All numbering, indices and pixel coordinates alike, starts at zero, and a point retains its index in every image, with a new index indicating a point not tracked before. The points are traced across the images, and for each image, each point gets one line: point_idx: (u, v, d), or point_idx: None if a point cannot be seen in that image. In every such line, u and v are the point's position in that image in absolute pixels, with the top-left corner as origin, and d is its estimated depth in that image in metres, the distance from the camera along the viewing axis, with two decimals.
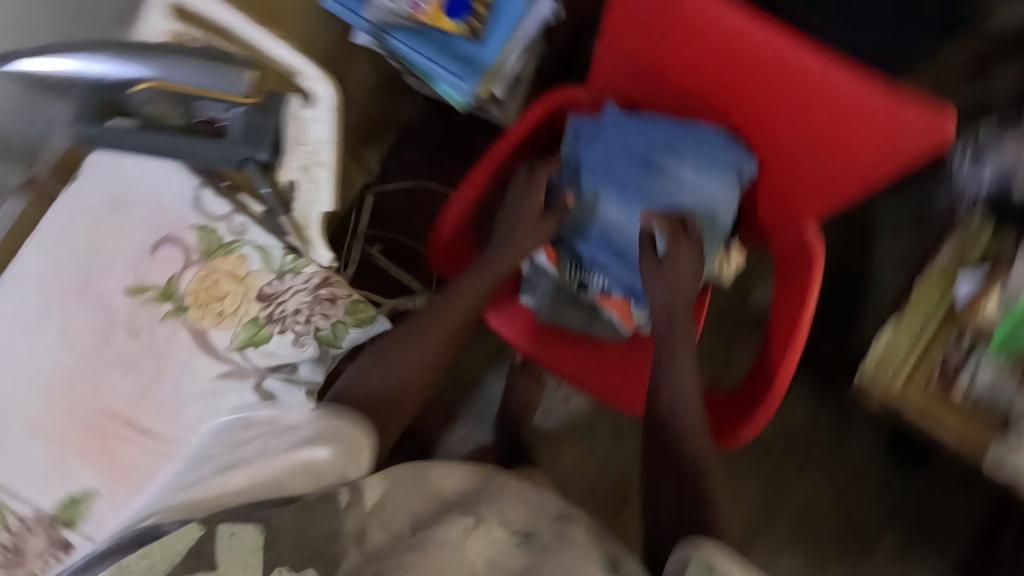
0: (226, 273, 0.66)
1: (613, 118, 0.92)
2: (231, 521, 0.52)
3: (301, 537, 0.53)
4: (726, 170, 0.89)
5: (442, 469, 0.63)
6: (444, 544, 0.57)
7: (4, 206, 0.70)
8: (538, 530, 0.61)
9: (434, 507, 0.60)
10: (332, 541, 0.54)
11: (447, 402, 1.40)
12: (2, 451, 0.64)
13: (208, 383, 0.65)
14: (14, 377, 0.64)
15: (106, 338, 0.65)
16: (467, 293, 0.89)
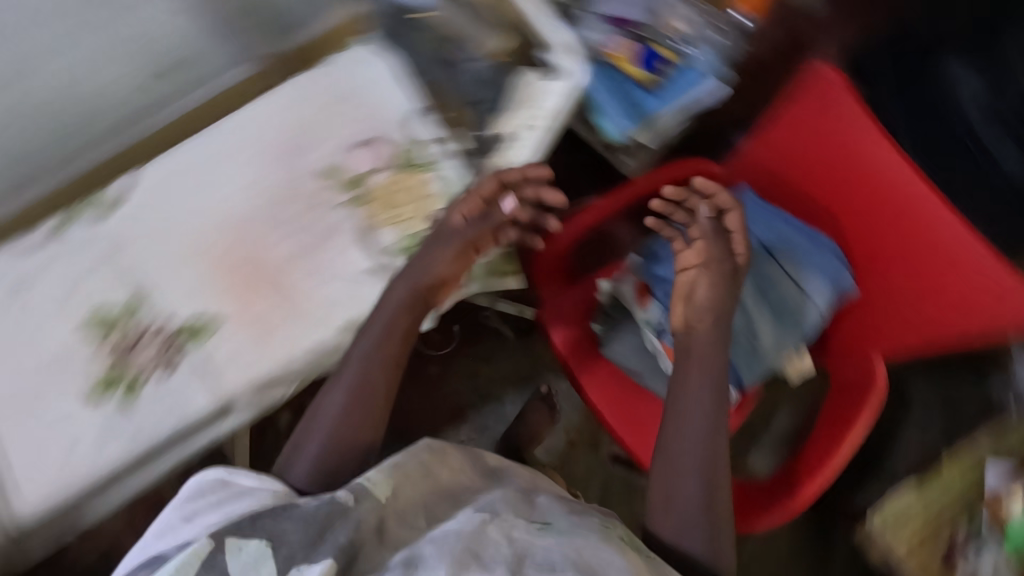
0: (410, 187, 0.72)
1: (744, 197, 1.00)
2: (240, 536, 0.53)
3: (306, 539, 0.53)
4: (828, 277, 0.93)
5: (445, 453, 0.68)
6: (460, 526, 0.58)
7: (237, 69, 0.80)
8: (554, 520, 0.62)
9: (440, 506, 0.63)
10: (342, 518, 0.55)
11: (459, 404, 1.43)
12: (162, 259, 0.73)
13: (355, 272, 0.72)
14: (203, 204, 0.74)
15: (285, 202, 0.73)
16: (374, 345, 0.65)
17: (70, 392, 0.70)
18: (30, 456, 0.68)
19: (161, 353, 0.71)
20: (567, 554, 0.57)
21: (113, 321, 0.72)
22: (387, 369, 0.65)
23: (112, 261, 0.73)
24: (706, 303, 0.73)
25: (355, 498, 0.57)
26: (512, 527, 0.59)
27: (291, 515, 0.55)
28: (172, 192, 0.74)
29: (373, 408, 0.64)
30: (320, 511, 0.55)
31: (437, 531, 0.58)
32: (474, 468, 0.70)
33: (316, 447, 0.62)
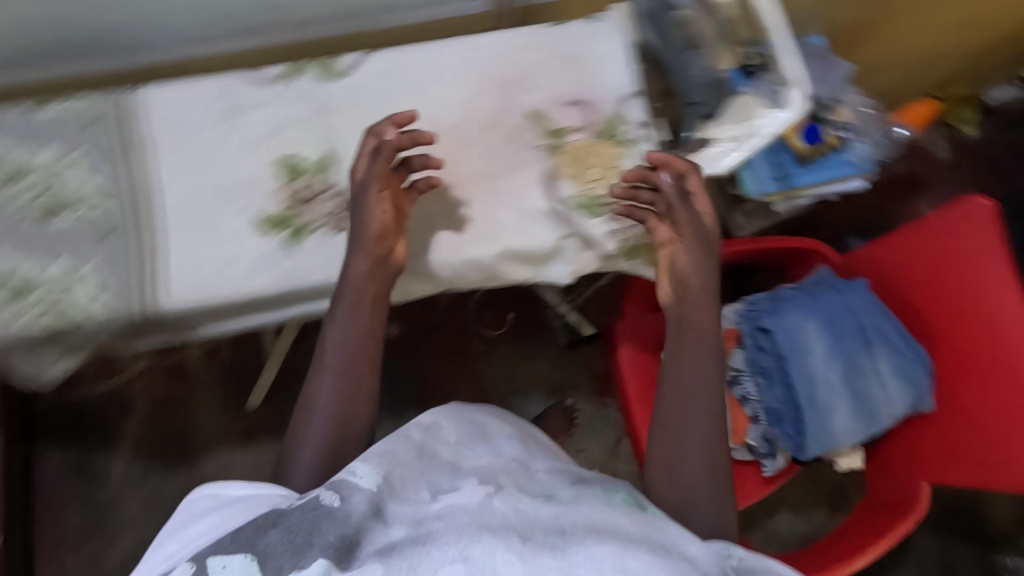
0: (604, 155, 0.77)
1: (860, 288, 1.01)
2: (222, 553, 0.49)
3: (288, 537, 0.49)
4: (912, 390, 0.95)
5: (455, 439, 0.67)
6: (470, 500, 0.54)
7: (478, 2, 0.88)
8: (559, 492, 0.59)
9: (444, 480, 0.59)
10: (328, 521, 0.50)
11: (489, 388, 1.44)
12: (361, 134, 0.79)
13: (527, 211, 0.77)
14: (415, 101, 0.80)
15: (489, 127, 0.79)
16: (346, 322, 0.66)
17: (245, 216, 0.76)
18: (191, 255, 0.74)
19: (334, 214, 0.76)
20: (574, 522, 0.52)
21: (304, 169, 0.78)
22: (366, 346, 0.66)
23: (323, 117, 0.79)
24: (691, 268, 0.70)
25: (343, 498, 0.52)
26: (520, 500, 0.55)
27: (278, 524, 0.50)
28: (394, 80, 0.80)
29: (361, 388, 0.65)
30: (305, 517, 0.50)
31: (441, 506, 0.53)
32: (473, 443, 0.68)
33: (319, 434, 0.63)
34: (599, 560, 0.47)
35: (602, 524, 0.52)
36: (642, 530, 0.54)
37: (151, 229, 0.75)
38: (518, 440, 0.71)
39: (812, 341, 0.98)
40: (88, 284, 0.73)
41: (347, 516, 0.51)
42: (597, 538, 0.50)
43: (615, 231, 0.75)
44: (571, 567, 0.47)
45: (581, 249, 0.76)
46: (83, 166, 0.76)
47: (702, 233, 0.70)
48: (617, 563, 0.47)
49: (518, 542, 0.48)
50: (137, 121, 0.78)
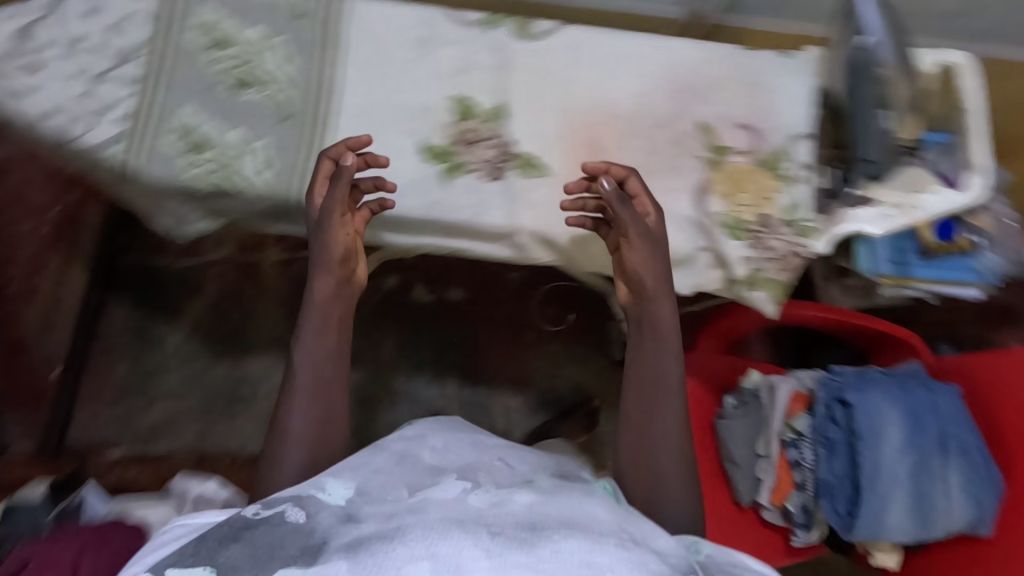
0: (762, 184, 0.79)
1: (950, 393, 0.96)
2: (181, 565, 0.48)
3: (252, 553, 0.48)
4: (977, 511, 0.88)
5: (437, 443, 0.68)
6: (446, 495, 0.54)
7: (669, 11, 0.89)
8: (537, 480, 0.61)
9: (424, 479, 0.60)
10: (288, 539, 0.49)
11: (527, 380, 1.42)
12: (537, 96, 0.82)
13: (671, 213, 0.78)
14: (595, 81, 0.82)
15: (656, 126, 0.81)
16: (314, 338, 0.64)
17: (411, 141, 0.80)
18: None
19: (492, 163, 0.79)
20: (547, 515, 0.52)
21: (474, 114, 0.81)
22: (334, 363, 0.64)
23: (506, 72, 0.82)
24: (639, 264, 0.68)
25: (309, 514, 0.51)
26: (494, 494, 0.55)
27: (241, 537, 0.49)
28: (581, 57, 0.83)
29: (334, 411, 0.63)
30: (269, 534, 0.49)
31: (416, 499, 0.54)
32: (453, 446, 0.68)
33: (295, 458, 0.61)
34: (565, 556, 0.47)
35: (572, 515, 0.52)
36: (616, 521, 0.53)
37: (326, 127, 0.80)
38: (493, 443, 0.71)
39: (890, 427, 0.94)
40: (256, 158, 0.78)
41: (313, 529, 0.50)
42: (569, 534, 0.49)
43: (751, 257, 0.77)
44: (538, 565, 0.46)
45: (712, 265, 0.78)
46: (282, 54, 0.81)
47: (644, 229, 0.68)
48: (582, 558, 0.47)
49: (486, 538, 0.48)
50: (341, 28, 0.83)
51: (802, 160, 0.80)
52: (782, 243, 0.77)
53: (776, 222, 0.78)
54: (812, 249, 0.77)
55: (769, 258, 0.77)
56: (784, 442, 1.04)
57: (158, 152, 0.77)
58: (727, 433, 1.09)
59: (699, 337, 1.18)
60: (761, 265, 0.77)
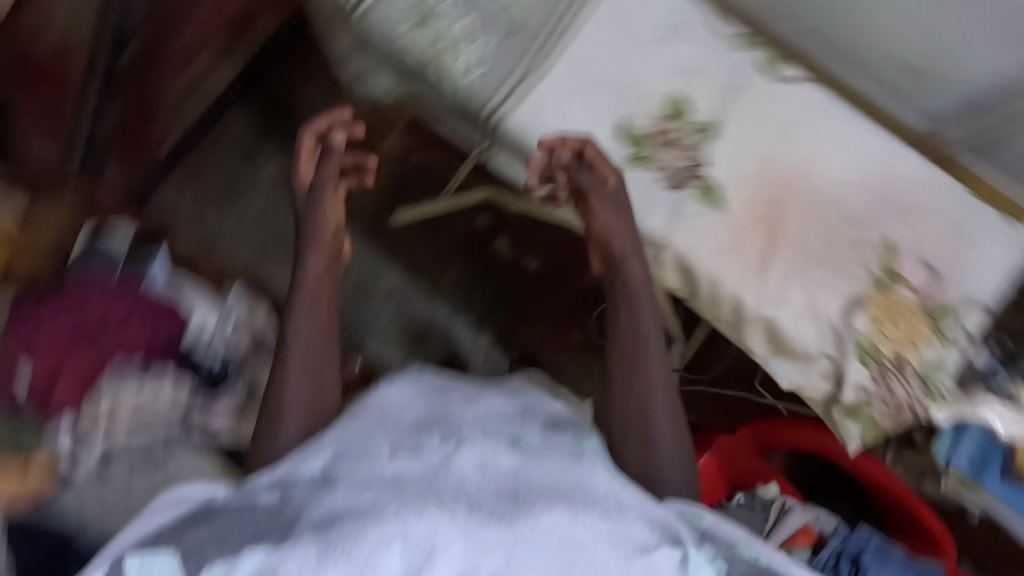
0: (916, 328, 0.75)
1: None
2: (138, 551, 0.44)
3: (222, 530, 0.44)
4: None
5: (416, 398, 0.62)
6: (422, 469, 0.48)
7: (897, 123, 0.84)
8: (525, 438, 0.54)
9: (408, 437, 0.53)
10: (265, 517, 0.45)
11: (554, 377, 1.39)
12: (752, 134, 0.79)
13: (817, 307, 0.75)
14: (814, 147, 0.79)
15: (847, 220, 0.78)
16: (307, 313, 0.68)
17: (613, 112, 0.79)
18: (557, 103, 0.78)
19: (679, 172, 0.78)
20: (529, 483, 0.47)
21: (683, 118, 0.79)
22: (316, 333, 0.68)
23: (732, 97, 0.79)
24: (610, 223, 0.72)
25: (283, 493, 0.48)
26: (484, 449, 0.50)
27: (210, 521, 0.45)
28: (812, 118, 0.79)
29: (321, 384, 0.66)
30: (238, 515, 0.45)
31: (394, 474, 0.47)
32: (432, 393, 0.64)
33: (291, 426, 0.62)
34: (541, 535, 0.42)
35: (561, 485, 0.47)
36: (614, 492, 0.49)
37: (546, 58, 0.79)
38: (468, 396, 0.64)
39: None
40: (471, 55, 0.79)
41: (284, 510, 0.45)
42: (551, 508, 0.44)
43: (865, 387, 0.74)
44: (512, 546, 0.42)
45: (826, 374, 0.76)
46: None
47: (604, 193, 0.72)
48: (561, 532, 0.43)
49: (463, 513, 0.43)
50: None
51: (969, 327, 0.76)
52: (905, 393, 0.74)
53: (909, 370, 0.74)
54: (931, 413, 0.74)
55: (883, 398, 0.74)
56: None
57: (390, 7, 0.78)
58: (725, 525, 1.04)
59: (742, 430, 1.08)
60: (871, 400, 0.74)
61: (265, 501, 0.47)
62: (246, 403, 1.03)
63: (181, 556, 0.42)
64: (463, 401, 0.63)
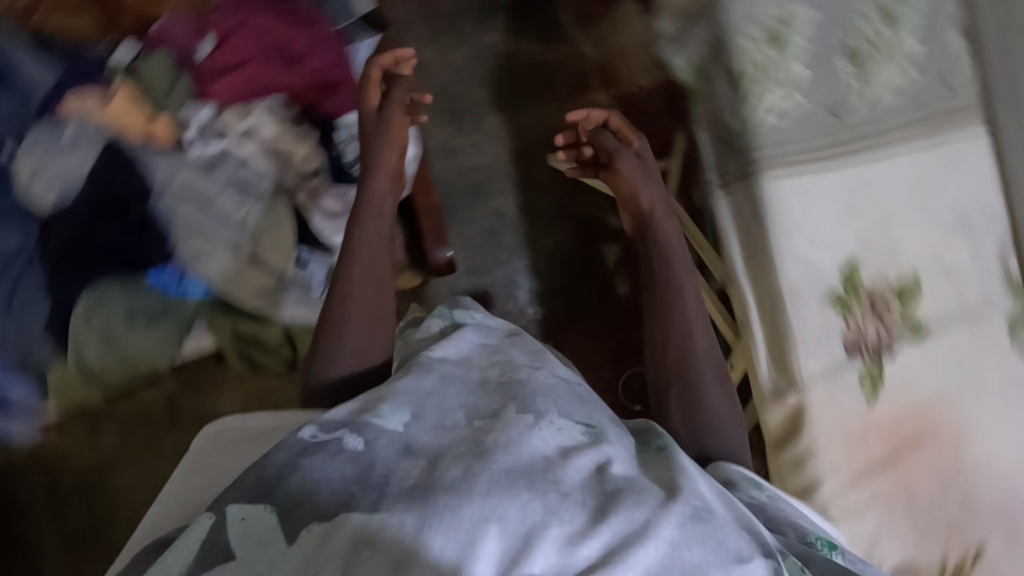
0: None
1: None
2: (242, 505, 0.53)
3: (312, 494, 0.51)
4: None
5: (471, 355, 0.66)
6: (523, 448, 0.52)
7: None
8: (599, 425, 0.58)
9: (479, 410, 0.57)
10: (349, 481, 0.51)
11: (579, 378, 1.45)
12: (951, 367, 0.73)
13: (876, 548, 0.71)
14: (994, 423, 0.72)
15: (967, 505, 0.71)
16: (367, 261, 0.78)
17: (851, 248, 0.74)
18: (814, 203, 0.74)
19: (864, 342, 0.73)
20: (618, 479, 0.51)
21: (904, 303, 0.73)
22: (371, 273, 0.78)
23: (962, 321, 0.73)
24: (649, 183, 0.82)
25: (366, 441, 0.54)
26: (562, 433, 0.54)
27: (298, 471, 0.53)
28: (1013, 396, 0.72)
29: (376, 320, 0.76)
30: (325, 460, 0.53)
31: (479, 440, 0.53)
32: (490, 348, 0.67)
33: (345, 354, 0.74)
34: (646, 545, 0.46)
35: (641, 486, 0.51)
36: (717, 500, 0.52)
37: (840, 157, 0.74)
38: (538, 349, 0.68)
39: None
40: (783, 102, 0.74)
41: (371, 459, 0.53)
42: (653, 503, 0.49)
43: None
44: (621, 541, 0.47)
45: None
46: (900, 80, 0.73)
47: (643, 163, 0.85)
48: (668, 540, 0.47)
49: (553, 497, 0.49)
50: (954, 130, 0.73)
51: None
52: None
53: None
54: None
55: None
56: None
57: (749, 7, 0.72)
58: None
59: None
60: None
61: (351, 447, 0.54)
62: None
63: (279, 514, 0.51)
64: (525, 364, 0.64)
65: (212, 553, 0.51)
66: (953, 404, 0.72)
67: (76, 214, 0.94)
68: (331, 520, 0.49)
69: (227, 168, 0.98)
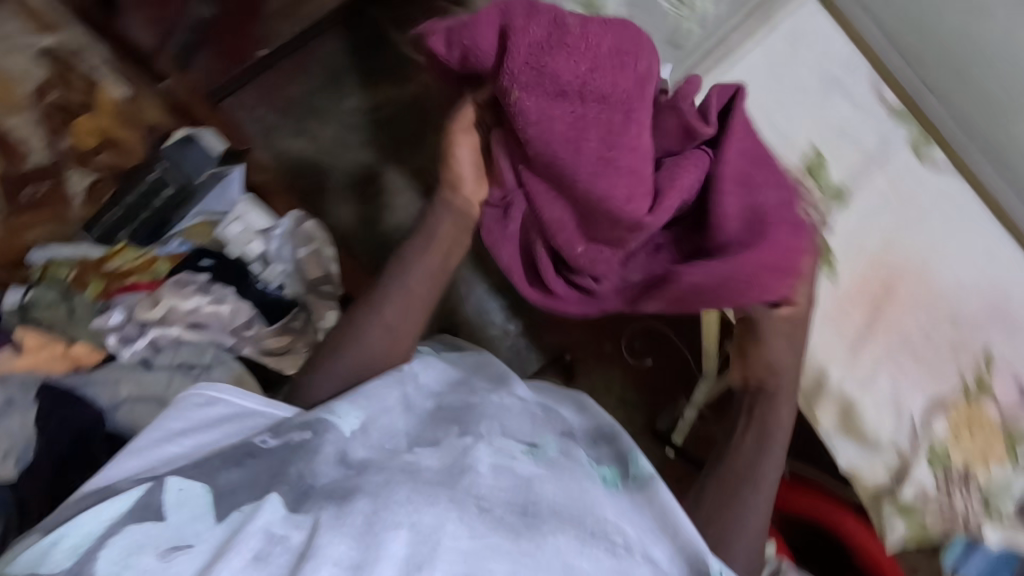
0: (989, 442, 0.73)
1: None
2: (183, 477, 0.55)
3: (251, 484, 0.56)
4: None
5: (442, 386, 0.75)
6: (448, 495, 0.57)
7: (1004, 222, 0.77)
8: (540, 446, 0.69)
9: (426, 433, 0.67)
10: (299, 462, 0.58)
11: (599, 363, 1.64)
12: (872, 210, 0.77)
13: (897, 402, 0.74)
14: (923, 234, 0.76)
15: (946, 311, 0.75)
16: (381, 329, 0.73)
17: None
18: None
19: None
20: (541, 498, 0.60)
21: (817, 178, 0.77)
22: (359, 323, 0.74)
23: (873, 167, 0.77)
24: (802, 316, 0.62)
25: (311, 436, 0.61)
26: (509, 457, 0.64)
27: (244, 464, 0.57)
28: (943, 209, 0.77)
29: (404, 328, 0.74)
30: (270, 461, 0.58)
31: (414, 462, 0.61)
32: (459, 383, 0.76)
33: (324, 387, 0.72)
34: (550, 552, 0.56)
35: (573, 509, 0.60)
36: (629, 521, 0.62)
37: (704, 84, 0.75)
38: (509, 382, 0.78)
39: None
40: None
41: (317, 449, 0.60)
42: (554, 498, 0.60)
43: (935, 491, 0.73)
44: (519, 557, 0.55)
45: (880, 452, 0.74)
46: None
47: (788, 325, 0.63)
48: (565, 560, 0.56)
49: (473, 520, 0.56)
50: (782, 9, 0.79)
51: None
52: (965, 505, 0.72)
53: (974, 485, 0.73)
54: (980, 533, 0.72)
55: (951, 503, 0.72)
56: None
57: None
58: None
59: None
60: (948, 498, 0.73)
61: (297, 440, 0.60)
62: (300, 334, 1.00)
63: (216, 495, 0.54)
64: (485, 392, 0.74)
65: (144, 513, 0.52)
66: (886, 222, 0.76)
67: (41, 474, 0.76)
68: (261, 495, 0.55)
69: (164, 356, 0.92)
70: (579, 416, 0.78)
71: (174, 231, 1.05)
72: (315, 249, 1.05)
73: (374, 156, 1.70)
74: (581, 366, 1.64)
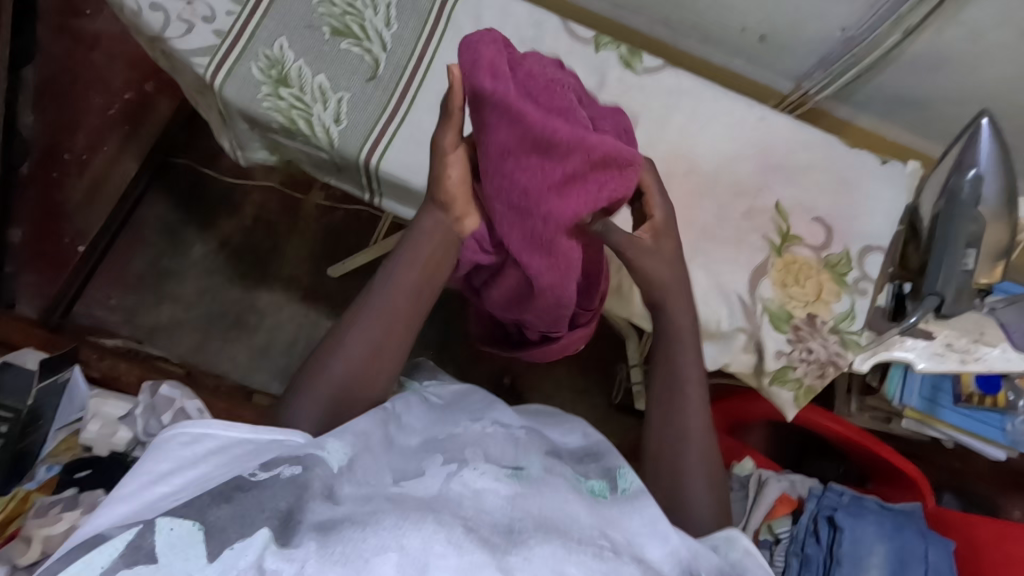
0: (817, 282, 0.75)
1: (875, 508, 0.99)
2: (171, 516, 0.43)
3: (242, 514, 0.43)
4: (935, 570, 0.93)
5: (427, 423, 0.63)
6: (437, 526, 0.45)
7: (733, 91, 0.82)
8: (524, 468, 0.56)
9: (409, 465, 0.54)
10: (295, 494, 0.46)
11: (537, 372, 1.59)
12: None
13: (724, 285, 0.75)
14: (672, 132, 0.80)
15: (725, 187, 0.79)
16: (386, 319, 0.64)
17: None
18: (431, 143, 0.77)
19: None
20: (525, 514, 0.50)
21: None
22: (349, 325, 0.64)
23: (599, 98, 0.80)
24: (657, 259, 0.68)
25: (306, 468, 0.48)
26: (485, 475, 0.53)
27: (233, 499, 0.44)
28: (678, 104, 0.81)
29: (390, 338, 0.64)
30: (262, 496, 0.45)
31: (397, 492, 0.50)
32: (438, 416, 0.65)
33: (313, 411, 0.59)
34: (538, 563, 0.46)
35: (553, 522, 0.50)
36: (601, 525, 0.52)
37: (410, 102, 0.78)
38: (485, 410, 0.67)
39: (860, 532, 0.96)
40: (338, 112, 0.77)
41: (307, 486, 0.47)
42: (527, 520, 0.49)
43: (793, 348, 0.73)
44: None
45: (734, 337, 0.75)
46: (390, 14, 0.81)
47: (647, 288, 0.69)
48: (553, 568, 0.46)
49: (459, 534, 0.45)
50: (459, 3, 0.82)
51: (866, 273, 0.76)
52: (823, 348, 0.73)
53: (823, 324, 0.74)
54: (849, 364, 0.73)
55: (812, 351, 0.73)
56: (775, 542, 1.03)
57: (246, 80, 0.77)
58: (754, 484, 1.11)
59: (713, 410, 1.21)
60: (806, 348, 0.74)
61: (293, 476, 0.47)
62: None
63: (207, 530, 0.42)
64: (466, 420, 0.63)
65: (134, 558, 0.41)
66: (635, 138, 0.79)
67: None
68: (243, 538, 0.42)
69: None
70: (569, 438, 0.69)
71: (39, 459, 0.98)
72: (185, 407, 0.98)
73: (244, 286, 1.61)
74: (522, 383, 1.58)
